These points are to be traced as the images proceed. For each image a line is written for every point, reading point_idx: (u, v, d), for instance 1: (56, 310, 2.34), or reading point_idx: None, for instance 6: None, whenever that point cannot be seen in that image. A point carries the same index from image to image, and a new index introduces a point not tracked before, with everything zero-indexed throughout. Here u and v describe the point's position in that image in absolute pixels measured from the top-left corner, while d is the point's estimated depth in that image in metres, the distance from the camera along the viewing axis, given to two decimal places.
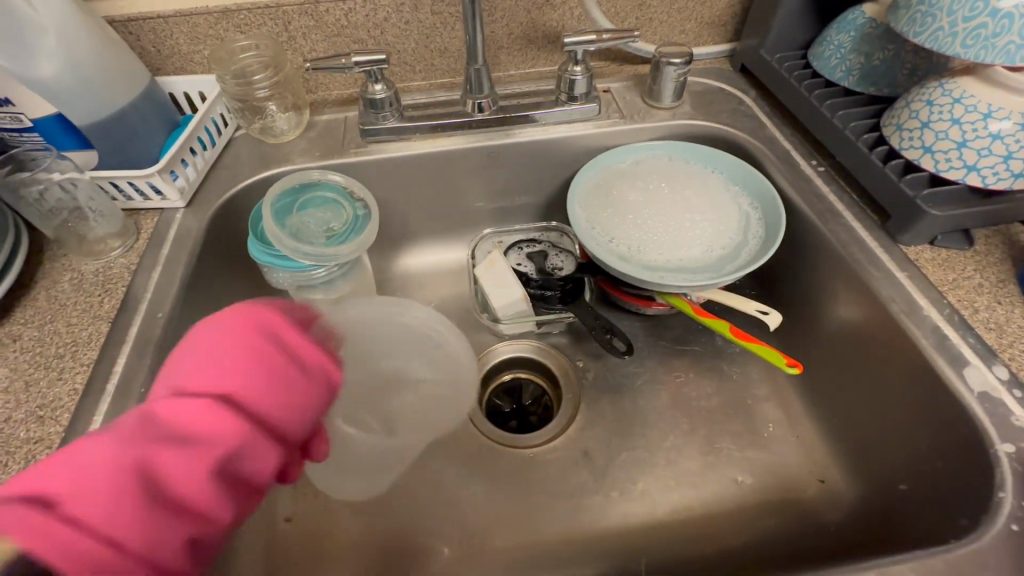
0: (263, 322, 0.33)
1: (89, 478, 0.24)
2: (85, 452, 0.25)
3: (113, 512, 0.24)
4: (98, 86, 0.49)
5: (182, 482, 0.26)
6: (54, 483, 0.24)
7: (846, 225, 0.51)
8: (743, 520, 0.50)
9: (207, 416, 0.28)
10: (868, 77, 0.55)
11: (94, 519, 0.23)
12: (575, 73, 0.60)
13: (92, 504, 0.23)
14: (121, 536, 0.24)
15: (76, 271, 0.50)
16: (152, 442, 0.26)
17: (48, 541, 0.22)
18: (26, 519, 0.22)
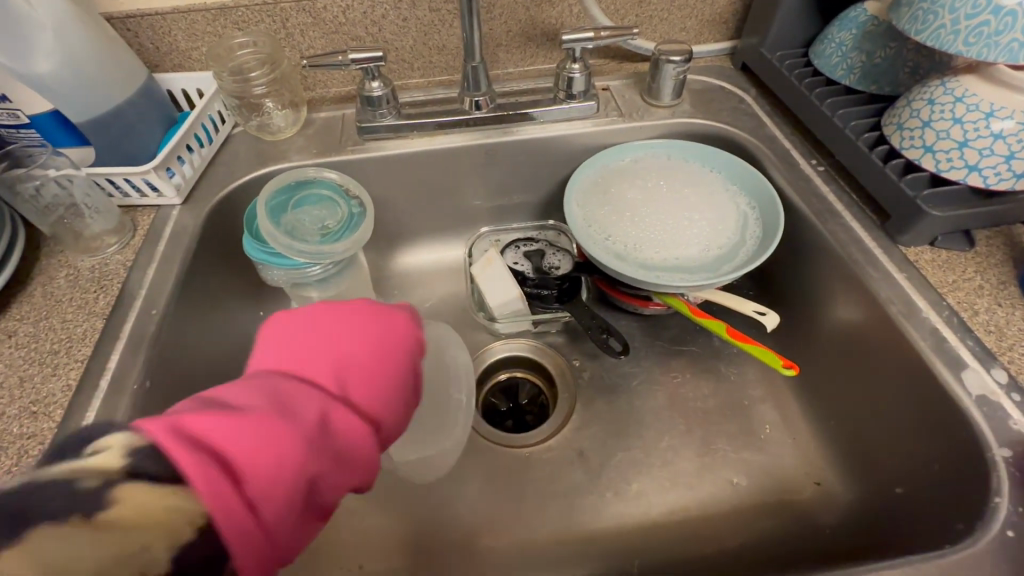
0: (414, 346, 0.34)
1: (282, 463, 0.23)
2: (278, 427, 0.24)
3: (282, 508, 0.23)
4: (95, 82, 0.49)
5: (322, 493, 0.26)
6: (249, 454, 0.23)
7: (845, 226, 0.51)
8: (739, 522, 0.50)
9: (363, 437, 0.28)
10: (869, 75, 0.55)
11: (266, 510, 0.23)
12: (574, 71, 0.60)
13: (272, 493, 0.23)
14: (275, 539, 0.23)
15: (72, 268, 0.50)
16: (328, 440, 0.26)
17: (232, 523, 0.21)
18: (224, 493, 0.21)
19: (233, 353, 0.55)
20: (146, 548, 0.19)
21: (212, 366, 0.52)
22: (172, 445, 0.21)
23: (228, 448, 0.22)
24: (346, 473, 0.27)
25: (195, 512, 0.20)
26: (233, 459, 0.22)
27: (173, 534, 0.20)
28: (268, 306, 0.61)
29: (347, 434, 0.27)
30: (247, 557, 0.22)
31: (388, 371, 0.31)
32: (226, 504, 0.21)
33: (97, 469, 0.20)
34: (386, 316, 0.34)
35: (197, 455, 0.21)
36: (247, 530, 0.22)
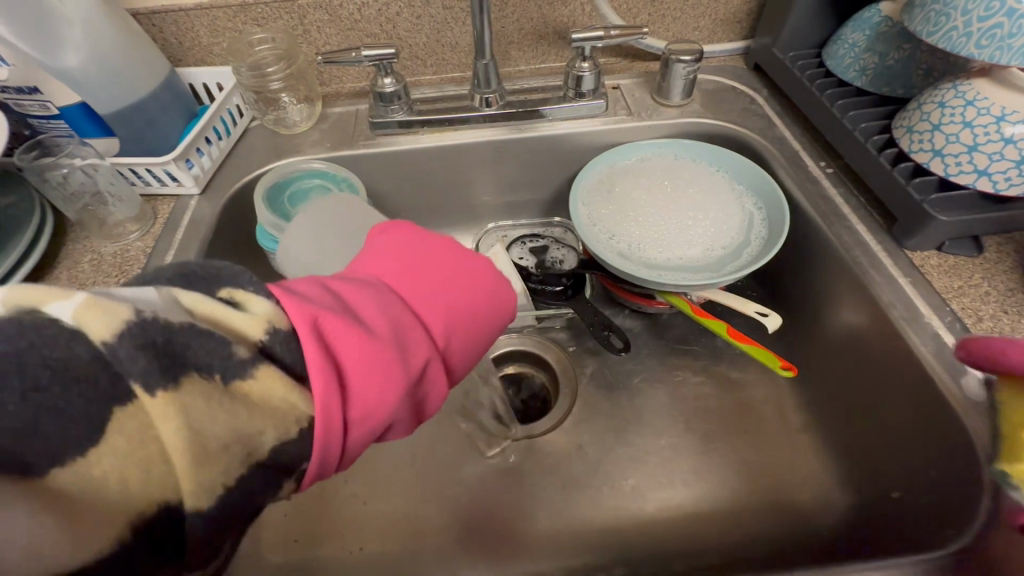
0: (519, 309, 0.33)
1: (382, 402, 0.24)
2: (393, 363, 0.25)
3: (369, 437, 0.25)
4: (119, 75, 0.51)
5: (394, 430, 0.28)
6: (363, 383, 0.24)
7: (851, 228, 0.50)
8: (734, 520, 0.50)
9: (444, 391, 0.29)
10: (882, 77, 0.54)
11: (357, 436, 0.24)
12: (583, 69, 0.60)
13: (369, 423, 0.24)
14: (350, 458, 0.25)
15: (96, 252, 0.52)
16: (426, 385, 0.27)
17: (326, 440, 0.23)
18: (330, 413, 0.23)
19: None
20: (258, 433, 0.22)
21: None
22: (307, 349, 0.23)
23: (345, 368, 0.24)
24: (425, 411, 0.29)
25: (302, 414, 0.22)
26: (347, 382, 0.24)
27: (285, 423, 0.22)
28: None
29: (434, 387, 0.28)
30: (327, 467, 0.24)
31: (485, 327, 0.32)
32: (328, 424, 0.23)
33: (241, 336, 0.22)
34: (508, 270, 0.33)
35: (320, 368, 0.23)
36: (337, 448, 0.24)
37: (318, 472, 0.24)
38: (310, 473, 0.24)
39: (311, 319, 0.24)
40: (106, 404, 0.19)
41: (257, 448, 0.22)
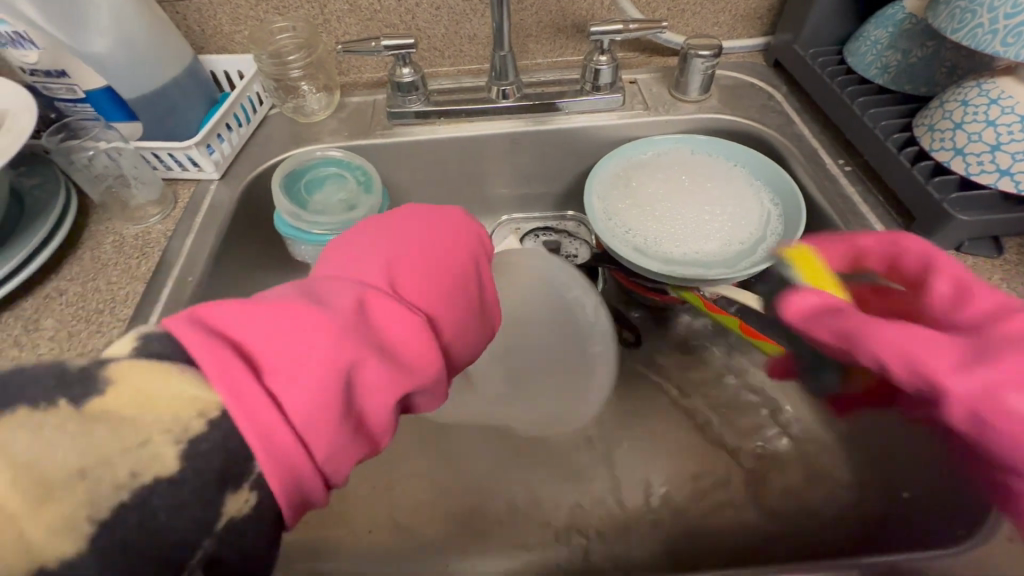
0: (459, 249, 0.33)
1: (306, 350, 0.23)
2: (302, 312, 0.24)
3: (315, 395, 0.22)
4: (146, 61, 0.52)
5: (369, 392, 0.24)
6: (270, 339, 0.22)
7: (868, 226, 0.50)
8: (740, 515, 0.50)
9: (406, 331, 0.26)
10: (904, 75, 0.53)
11: (291, 397, 0.22)
12: (601, 63, 0.60)
13: (300, 380, 0.22)
14: (314, 431, 0.22)
15: (118, 234, 0.53)
16: (367, 330, 0.25)
17: (248, 404, 0.21)
18: (235, 373, 0.21)
19: None
20: (144, 442, 0.19)
21: None
22: (184, 335, 0.21)
23: (246, 335, 0.22)
24: (403, 368, 0.26)
25: (212, 402, 0.20)
26: (254, 346, 0.22)
27: (180, 423, 0.20)
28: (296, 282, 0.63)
29: (382, 329, 0.26)
30: (275, 448, 0.21)
31: (424, 271, 0.30)
32: (239, 385, 0.21)
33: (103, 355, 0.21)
34: (426, 222, 0.34)
35: (208, 338, 0.21)
36: (270, 415, 0.21)
37: (267, 458, 0.21)
38: (260, 461, 0.21)
39: (191, 313, 0.23)
40: None
41: (152, 460, 0.19)
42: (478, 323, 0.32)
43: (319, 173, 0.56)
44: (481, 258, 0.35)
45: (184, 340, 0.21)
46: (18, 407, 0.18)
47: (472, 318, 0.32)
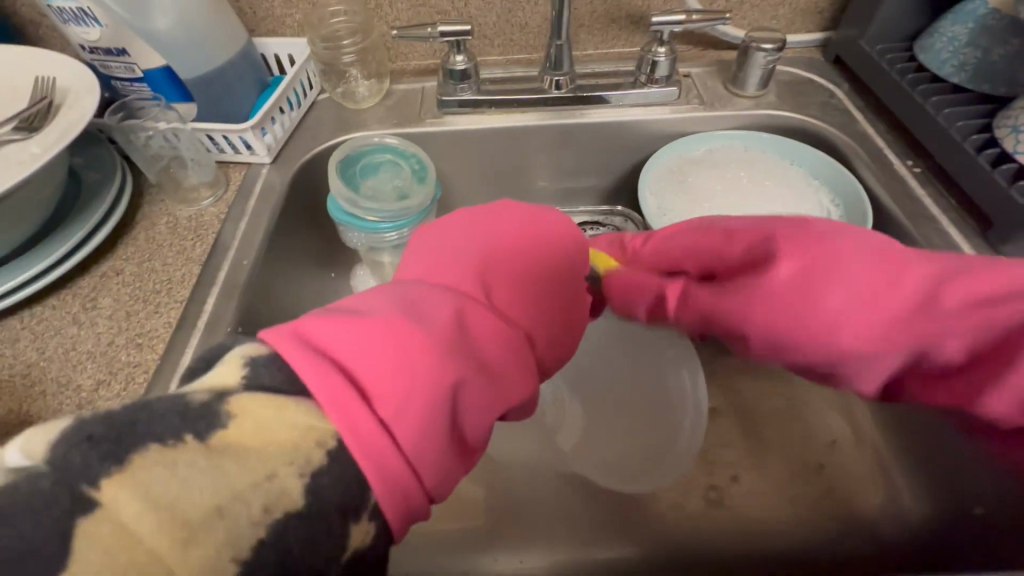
0: (529, 264, 0.36)
1: (410, 375, 0.25)
2: (400, 338, 0.26)
3: (419, 421, 0.25)
4: (205, 42, 0.52)
5: (465, 410, 0.27)
6: (373, 367, 0.25)
7: (940, 231, 0.49)
8: (795, 521, 0.49)
9: (491, 351, 0.29)
10: (981, 74, 0.52)
11: (399, 423, 0.24)
12: (659, 55, 0.59)
13: (407, 407, 0.24)
14: (422, 453, 0.24)
15: (172, 216, 0.53)
16: (459, 350, 0.28)
17: (364, 432, 0.23)
18: (348, 402, 0.23)
19: (308, 310, 0.58)
20: (271, 476, 0.21)
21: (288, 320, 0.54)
22: (294, 358, 0.24)
23: (352, 363, 0.25)
24: (491, 386, 0.28)
25: (328, 432, 0.22)
26: (358, 374, 0.24)
27: (301, 455, 0.21)
28: (339, 269, 0.63)
29: (471, 349, 0.28)
30: (388, 475, 0.23)
31: (501, 292, 0.33)
32: (353, 415, 0.23)
33: (217, 388, 0.22)
34: (501, 240, 0.37)
35: (318, 365, 0.24)
36: (381, 443, 0.23)
37: (381, 485, 0.23)
38: (375, 490, 0.23)
39: (295, 336, 0.25)
40: (69, 515, 0.18)
41: (281, 493, 0.21)
42: (556, 333, 0.35)
43: (375, 160, 0.56)
44: (556, 261, 0.38)
45: (297, 369, 0.23)
46: (148, 442, 0.20)
47: (550, 331, 0.34)
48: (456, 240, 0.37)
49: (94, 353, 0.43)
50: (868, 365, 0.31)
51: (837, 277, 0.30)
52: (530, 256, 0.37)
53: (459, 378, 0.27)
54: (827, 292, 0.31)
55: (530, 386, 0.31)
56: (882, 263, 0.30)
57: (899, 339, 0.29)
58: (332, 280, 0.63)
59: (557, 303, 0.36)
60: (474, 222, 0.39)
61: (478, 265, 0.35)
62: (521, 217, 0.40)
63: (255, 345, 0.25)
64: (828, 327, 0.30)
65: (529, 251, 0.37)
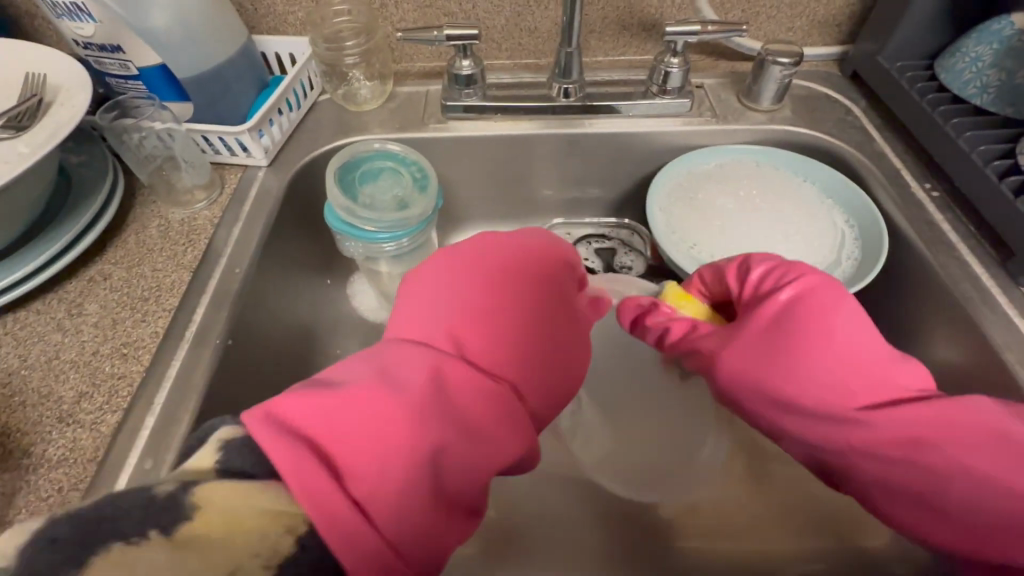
0: (511, 304, 0.36)
1: (383, 451, 0.25)
2: (377, 412, 0.26)
3: (398, 498, 0.24)
4: (204, 40, 0.50)
5: (450, 473, 0.27)
6: (350, 445, 0.24)
7: (959, 259, 0.47)
8: (797, 552, 0.47)
9: (472, 408, 0.29)
10: (1007, 95, 0.50)
11: (376, 501, 0.24)
12: (672, 65, 0.57)
13: (384, 483, 0.24)
14: (406, 527, 0.24)
15: (164, 218, 0.51)
16: (438, 414, 0.28)
17: (340, 518, 0.22)
18: (322, 485, 0.22)
19: (302, 319, 0.56)
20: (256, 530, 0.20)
21: (283, 330, 0.53)
22: (263, 440, 0.23)
23: (329, 443, 0.24)
24: (475, 445, 0.29)
25: (297, 518, 0.21)
26: (334, 452, 0.24)
27: (268, 546, 0.21)
28: (335, 275, 0.62)
29: (453, 410, 0.29)
30: (368, 557, 0.22)
31: (485, 338, 0.33)
32: (326, 497, 0.22)
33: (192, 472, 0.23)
34: (484, 283, 0.37)
35: (291, 448, 0.23)
36: (360, 527, 0.22)
37: (366, 570, 0.22)
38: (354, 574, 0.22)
39: (266, 416, 0.24)
40: None
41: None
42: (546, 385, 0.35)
43: (373, 167, 0.54)
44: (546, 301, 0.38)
45: (269, 453, 0.23)
46: None
47: (549, 385, 0.35)
48: (439, 281, 0.37)
49: (77, 363, 0.42)
50: (863, 433, 0.37)
51: (861, 367, 0.38)
52: (522, 302, 0.37)
53: (438, 441, 0.27)
54: (851, 371, 0.38)
55: (517, 447, 0.30)
56: (899, 377, 0.38)
57: (890, 445, 0.36)
58: (328, 287, 0.62)
59: (544, 343, 0.36)
60: (450, 263, 0.38)
61: (463, 312, 0.34)
62: (521, 255, 0.40)
63: (233, 428, 0.25)
64: (842, 397, 0.38)
65: (510, 291, 0.37)
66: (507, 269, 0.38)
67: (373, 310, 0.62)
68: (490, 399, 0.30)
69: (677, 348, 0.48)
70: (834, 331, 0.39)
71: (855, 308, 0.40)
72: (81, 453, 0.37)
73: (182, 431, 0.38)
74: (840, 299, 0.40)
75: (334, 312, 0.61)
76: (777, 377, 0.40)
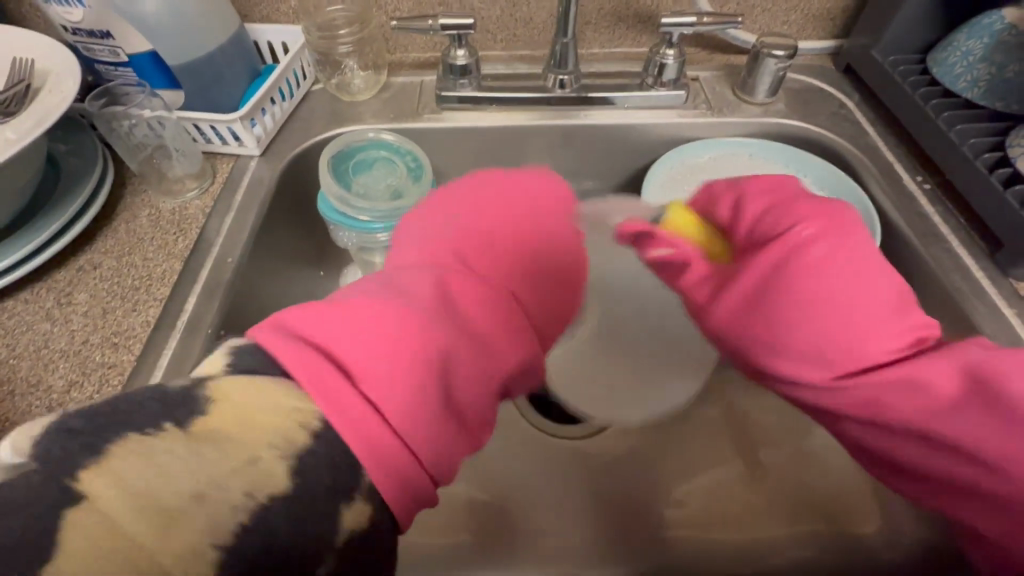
0: (514, 237, 0.36)
1: (396, 357, 0.25)
2: (379, 317, 0.26)
3: (411, 399, 0.24)
4: (193, 26, 0.49)
5: (463, 383, 0.27)
6: (356, 345, 0.24)
7: (949, 251, 0.48)
8: (786, 538, 0.48)
9: (488, 325, 0.30)
10: (996, 90, 0.50)
11: (389, 403, 0.24)
12: (667, 57, 0.57)
13: (395, 387, 0.24)
14: (420, 432, 0.24)
15: (154, 207, 0.51)
16: (445, 328, 0.28)
17: (350, 421, 0.22)
18: (331, 384, 0.23)
19: (295, 310, 0.56)
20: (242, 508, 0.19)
21: None
22: (271, 343, 0.24)
23: (339, 350, 0.24)
24: (486, 360, 0.29)
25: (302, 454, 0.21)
26: (340, 355, 0.24)
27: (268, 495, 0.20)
28: (328, 267, 0.62)
29: (467, 324, 0.29)
30: (382, 461, 0.23)
31: (494, 263, 0.34)
32: (339, 396, 0.23)
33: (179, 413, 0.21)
34: (489, 217, 0.37)
35: (296, 348, 0.23)
36: (372, 423, 0.23)
37: (374, 467, 0.22)
38: (370, 474, 0.22)
39: (273, 325, 0.25)
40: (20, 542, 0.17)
41: (279, 487, 0.20)
42: (543, 307, 0.35)
43: (368, 156, 0.53)
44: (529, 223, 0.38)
45: (280, 358, 0.23)
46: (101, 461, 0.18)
47: (551, 309, 0.35)
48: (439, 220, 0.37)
49: (68, 352, 0.41)
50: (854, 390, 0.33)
51: (878, 312, 0.32)
52: (518, 241, 0.36)
53: (452, 350, 0.27)
54: (865, 319, 0.32)
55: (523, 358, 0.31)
56: (912, 322, 0.33)
57: (893, 398, 0.32)
58: (321, 278, 0.61)
59: (548, 272, 0.36)
60: (461, 198, 0.39)
61: (467, 241, 0.35)
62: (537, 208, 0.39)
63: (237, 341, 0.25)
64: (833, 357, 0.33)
65: (501, 218, 0.38)
66: (492, 200, 0.39)
67: None
68: (504, 318, 0.31)
69: (670, 280, 0.43)
70: (838, 284, 0.33)
71: (871, 248, 0.34)
72: None
73: None
74: (861, 244, 0.34)
75: None
76: (776, 321, 0.34)
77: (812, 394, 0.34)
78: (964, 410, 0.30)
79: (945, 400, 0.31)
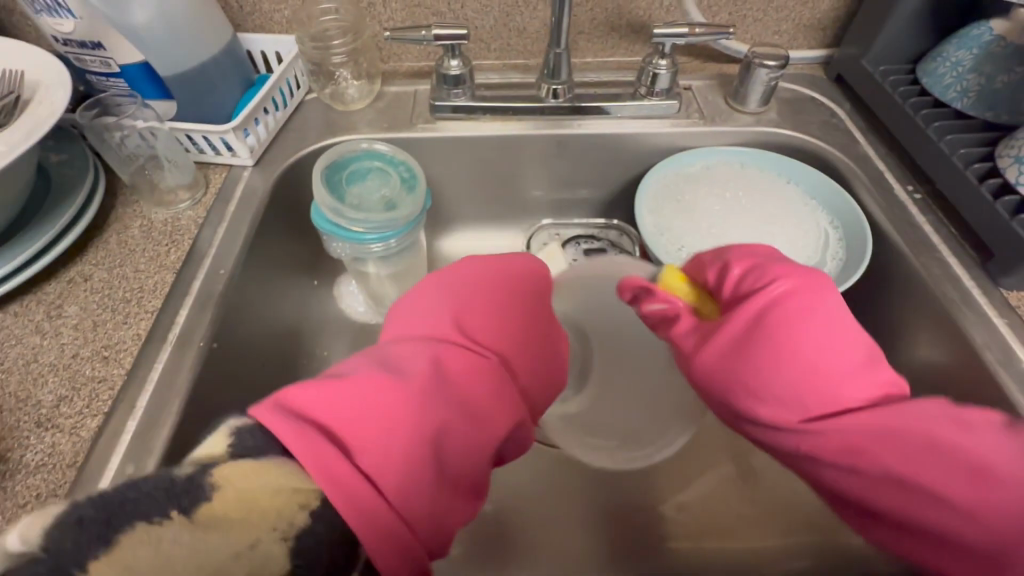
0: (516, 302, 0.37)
1: (392, 434, 0.26)
2: (380, 396, 0.27)
3: (404, 474, 0.26)
4: (186, 38, 0.49)
5: (457, 457, 0.29)
6: (355, 425, 0.26)
7: (940, 260, 0.48)
8: (781, 549, 0.48)
9: (483, 392, 0.31)
10: (985, 99, 0.51)
11: (382, 477, 0.25)
12: (660, 67, 0.57)
13: (387, 463, 0.25)
14: (412, 504, 0.26)
15: (146, 218, 0.50)
16: (441, 399, 0.29)
17: (348, 501, 0.23)
18: (332, 466, 0.24)
19: (288, 319, 0.56)
20: None
21: (268, 331, 0.52)
22: (278, 427, 0.24)
23: (324, 414, 0.26)
24: (480, 427, 0.30)
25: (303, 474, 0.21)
26: (340, 431, 0.25)
27: None
28: (322, 276, 0.62)
29: (465, 393, 0.30)
30: (370, 525, 0.23)
31: (490, 322, 0.35)
32: (338, 472, 0.24)
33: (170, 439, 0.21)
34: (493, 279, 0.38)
35: (303, 433, 0.24)
36: (368, 499, 0.24)
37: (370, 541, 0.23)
38: (367, 542, 0.23)
39: (280, 405, 0.25)
40: None
41: None
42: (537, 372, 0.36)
43: (361, 166, 0.53)
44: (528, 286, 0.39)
45: (280, 437, 0.24)
46: None
47: (543, 376, 0.37)
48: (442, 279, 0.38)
49: (57, 366, 0.41)
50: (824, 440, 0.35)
51: (841, 366, 0.35)
52: (518, 290, 0.38)
53: (446, 418, 0.29)
54: (832, 369, 0.35)
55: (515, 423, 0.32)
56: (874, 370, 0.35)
57: (865, 445, 0.33)
58: (315, 287, 0.61)
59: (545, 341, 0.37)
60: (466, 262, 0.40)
61: (470, 299, 0.36)
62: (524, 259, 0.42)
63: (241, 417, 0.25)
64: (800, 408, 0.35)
65: (510, 283, 0.38)
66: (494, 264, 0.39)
67: (361, 313, 0.62)
68: (500, 383, 0.32)
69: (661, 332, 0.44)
70: (809, 338, 0.35)
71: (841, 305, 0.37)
72: (60, 458, 0.36)
73: (164, 434, 0.38)
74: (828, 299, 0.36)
75: (319, 313, 0.60)
76: (751, 377, 0.37)
77: (796, 439, 0.36)
78: (934, 460, 0.32)
79: (909, 447, 0.32)
